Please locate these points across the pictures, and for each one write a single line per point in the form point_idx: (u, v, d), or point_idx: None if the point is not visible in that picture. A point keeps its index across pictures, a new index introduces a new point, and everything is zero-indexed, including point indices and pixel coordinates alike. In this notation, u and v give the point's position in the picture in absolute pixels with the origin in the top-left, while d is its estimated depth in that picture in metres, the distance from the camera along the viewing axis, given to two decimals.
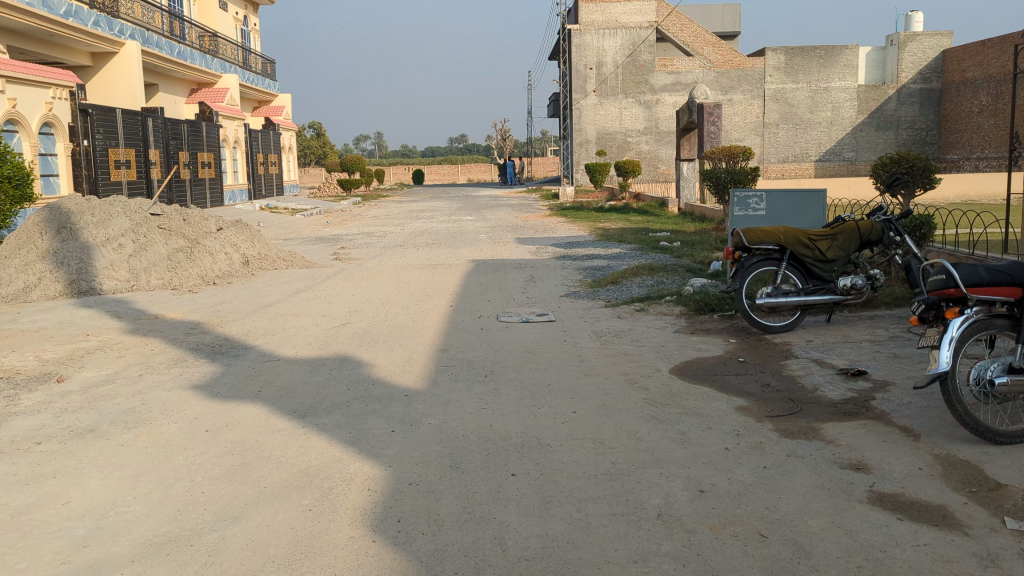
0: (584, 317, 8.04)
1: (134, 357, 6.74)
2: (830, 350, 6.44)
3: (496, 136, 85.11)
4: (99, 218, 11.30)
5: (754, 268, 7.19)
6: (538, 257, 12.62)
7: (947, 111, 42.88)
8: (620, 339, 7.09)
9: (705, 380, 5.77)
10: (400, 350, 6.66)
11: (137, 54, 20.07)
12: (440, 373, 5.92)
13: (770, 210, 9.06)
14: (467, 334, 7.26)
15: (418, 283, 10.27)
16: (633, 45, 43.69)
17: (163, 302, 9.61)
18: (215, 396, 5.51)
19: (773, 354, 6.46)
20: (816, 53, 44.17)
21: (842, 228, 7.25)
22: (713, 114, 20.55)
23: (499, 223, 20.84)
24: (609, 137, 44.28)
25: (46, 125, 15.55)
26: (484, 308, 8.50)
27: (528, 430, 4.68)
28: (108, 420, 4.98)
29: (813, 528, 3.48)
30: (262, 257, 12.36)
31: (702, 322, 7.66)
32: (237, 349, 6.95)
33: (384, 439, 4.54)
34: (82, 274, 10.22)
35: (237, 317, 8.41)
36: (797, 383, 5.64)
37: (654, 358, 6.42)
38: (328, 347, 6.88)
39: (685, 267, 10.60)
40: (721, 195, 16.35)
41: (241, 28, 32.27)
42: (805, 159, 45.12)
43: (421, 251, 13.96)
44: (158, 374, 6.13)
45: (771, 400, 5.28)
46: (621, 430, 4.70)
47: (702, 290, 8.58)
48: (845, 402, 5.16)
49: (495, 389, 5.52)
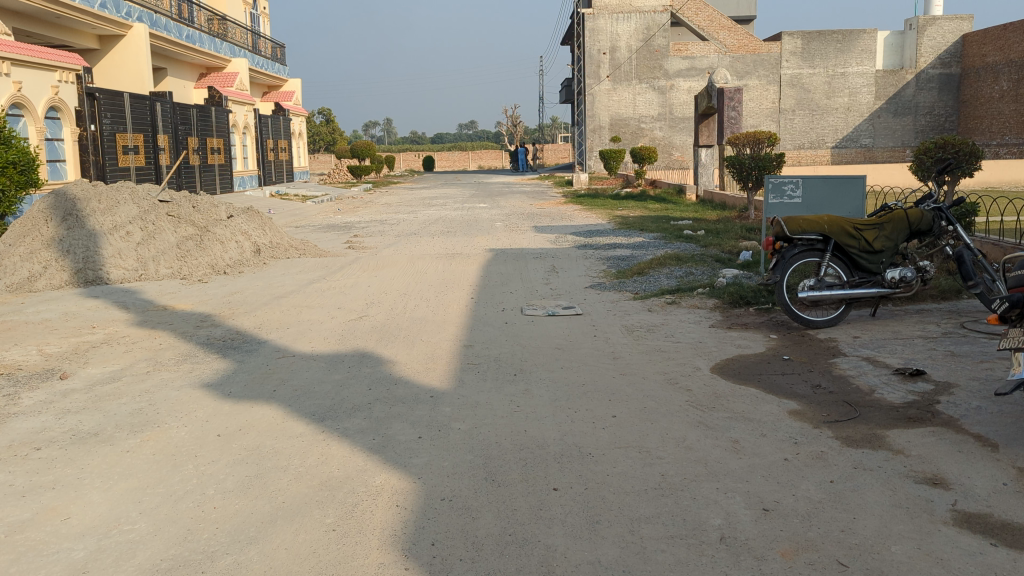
0: (613, 311, 7.64)
1: (140, 352, 6.40)
2: (881, 347, 6.03)
3: (507, 122, 84.45)
4: (107, 204, 10.96)
5: (795, 260, 6.79)
6: (558, 246, 12.20)
7: (967, 97, 42.11)
8: (653, 334, 6.69)
9: (750, 381, 5.39)
10: (422, 346, 6.28)
11: (145, 38, 19.70)
12: (466, 372, 5.55)
13: (805, 198, 8.60)
14: (491, 329, 6.88)
15: (436, 274, 9.89)
16: (648, 30, 42.99)
17: (172, 292, 9.26)
18: (227, 396, 5.16)
19: (819, 351, 6.06)
20: (833, 37, 43.39)
21: (890, 217, 6.83)
22: (734, 98, 20.15)
23: (514, 210, 20.42)
24: (622, 123, 43.62)
25: (53, 109, 15.22)
26: (506, 300, 8.13)
27: (566, 437, 4.31)
28: (113, 422, 4.63)
29: (899, 557, 3.08)
30: (273, 246, 11.98)
31: (738, 316, 7.25)
32: (250, 343, 6.59)
33: (411, 447, 4.17)
34: (88, 263, 9.89)
35: (249, 308, 8.06)
36: (850, 384, 5.24)
37: (692, 355, 6.03)
38: (346, 342, 6.52)
39: (714, 256, 10.19)
40: (745, 181, 15.76)
41: (251, 12, 31.85)
42: (821, 145, 44.36)
43: (436, 240, 13.55)
44: (166, 371, 5.78)
45: (825, 403, 4.90)
46: (667, 437, 4.32)
47: (736, 282, 8.16)
48: (907, 405, 4.76)
49: (527, 389, 5.15)
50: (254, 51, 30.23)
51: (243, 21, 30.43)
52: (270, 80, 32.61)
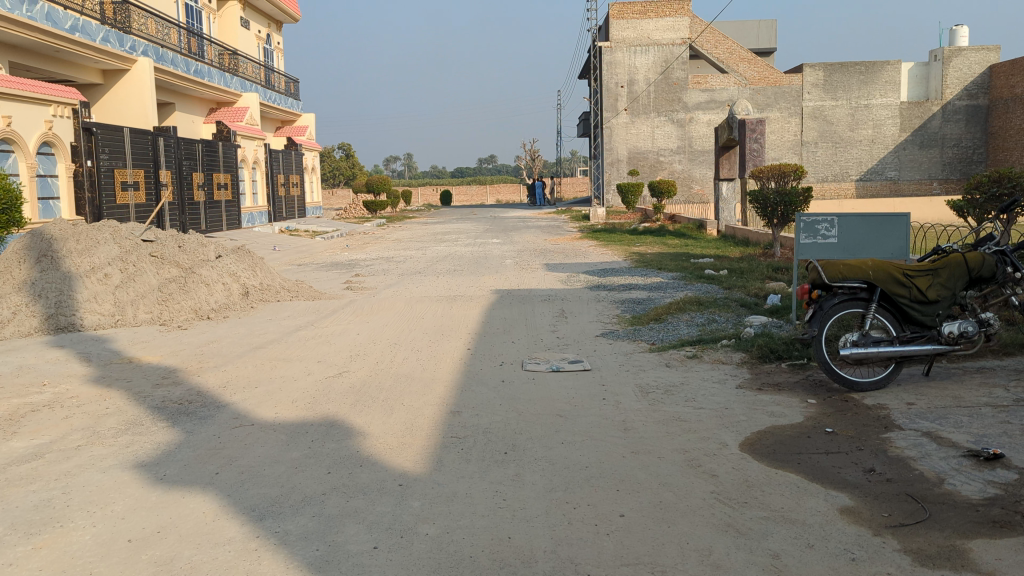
0: (626, 365, 6.75)
1: (80, 418, 5.58)
2: (941, 418, 5.08)
3: (526, 155, 84.17)
4: (85, 244, 10.24)
5: (835, 311, 5.87)
6: (569, 287, 11.37)
7: (996, 128, 41.11)
8: (671, 397, 5.78)
9: (789, 464, 4.45)
10: (402, 413, 5.40)
11: (149, 72, 19.26)
12: (447, 448, 4.65)
13: (842, 238, 7.66)
14: (484, 389, 6.00)
15: (435, 319, 9.08)
16: (665, 63, 42.45)
17: (145, 342, 8.48)
18: (159, 481, 4.31)
19: (868, 423, 5.10)
20: (857, 69, 42.49)
21: (946, 261, 5.92)
22: (756, 130, 19.31)
23: (526, 246, 19.65)
24: (641, 157, 43.01)
25: (46, 144, 14.72)
26: (507, 352, 7.27)
27: (560, 548, 3.42)
28: (7, 522, 3.80)
29: None
30: (263, 288, 11.22)
31: (769, 374, 6.33)
32: (207, 408, 5.74)
33: (361, 562, 3.29)
34: (61, 308, 9.16)
35: (220, 362, 7.23)
36: (911, 469, 4.31)
37: (718, 427, 5.11)
38: (316, 406, 5.66)
39: (738, 300, 9.30)
40: (769, 217, 14.82)
41: (264, 47, 31.64)
42: (845, 178, 43.36)
43: (441, 280, 12.75)
44: (100, 445, 4.94)
45: (885, 497, 3.96)
46: (689, 550, 3.41)
47: (766, 333, 7.26)
48: (988, 504, 3.82)
49: (518, 474, 4.26)
50: (266, 86, 29.93)
51: (256, 56, 30.16)
52: (282, 114, 32.31)
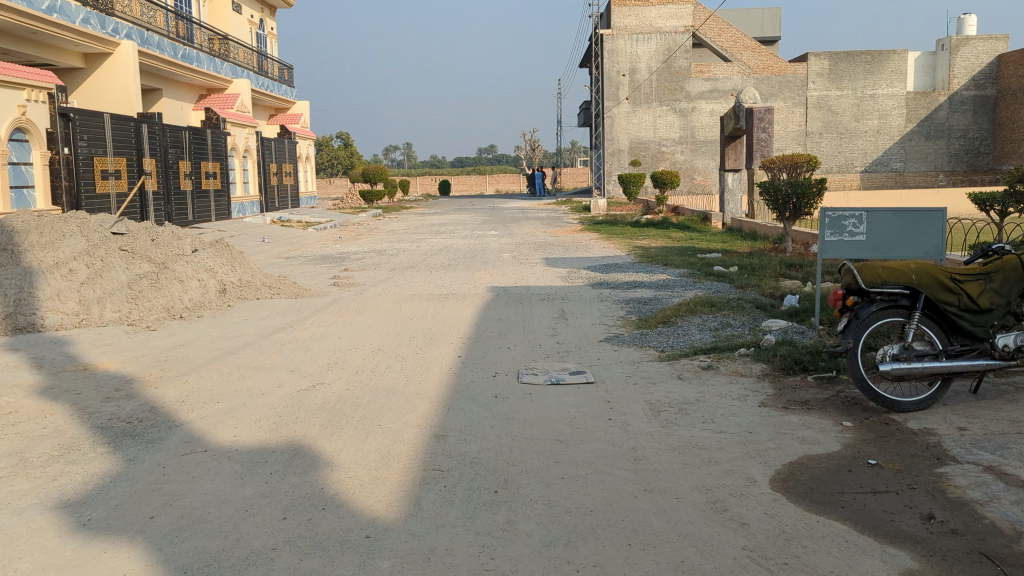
0: (635, 377, 6.05)
1: (11, 441, 4.87)
2: (1003, 449, 4.37)
3: (525, 145, 83.16)
4: (50, 238, 9.52)
5: (873, 321, 5.15)
6: (569, 284, 10.64)
7: (1004, 119, 40.39)
8: (688, 418, 5.08)
9: (830, 508, 3.75)
10: (378, 438, 4.70)
11: (133, 55, 18.48)
12: (427, 486, 3.96)
13: (871, 235, 6.92)
14: (474, 407, 5.29)
15: (423, 320, 8.39)
16: (668, 51, 41.62)
17: (107, 345, 7.78)
18: (80, 528, 3.60)
19: (917, 453, 4.40)
20: (863, 58, 41.67)
21: (999, 263, 5.19)
22: (763, 120, 18.56)
23: (526, 238, 18.93)
24: (642, 147, 42.14)
25: (19, 131, 14.02)
26: (500, 360, 6.56)
27: None
28: None
29: None
30: (243, 285, 10.52)
31: (795, 390, 5.61)
32: (157, 429, 5.02)
33: None
34: (20, 306, 8.45)
35: (184, 371, 6.53)
36: (980, 516, 3.61)
37: (741, 457, 4.41)
38: (280, 428, 4.96)
39: (752, 301, 8.58)
40: (781, 209, 14.09)
41: (257, 32, 30.83)
42: (850, 169, 42.51)
43: (434, 275, 12.02)
44: (25, 477, 4.24)
45: (956, 556, 3.26)
46: None
47: (788, 341, 6.54)
48: None
49: (510, 522, 3.56)
50: (258, 73, 29.14)
51: (249, 42, 29.36)
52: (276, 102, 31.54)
